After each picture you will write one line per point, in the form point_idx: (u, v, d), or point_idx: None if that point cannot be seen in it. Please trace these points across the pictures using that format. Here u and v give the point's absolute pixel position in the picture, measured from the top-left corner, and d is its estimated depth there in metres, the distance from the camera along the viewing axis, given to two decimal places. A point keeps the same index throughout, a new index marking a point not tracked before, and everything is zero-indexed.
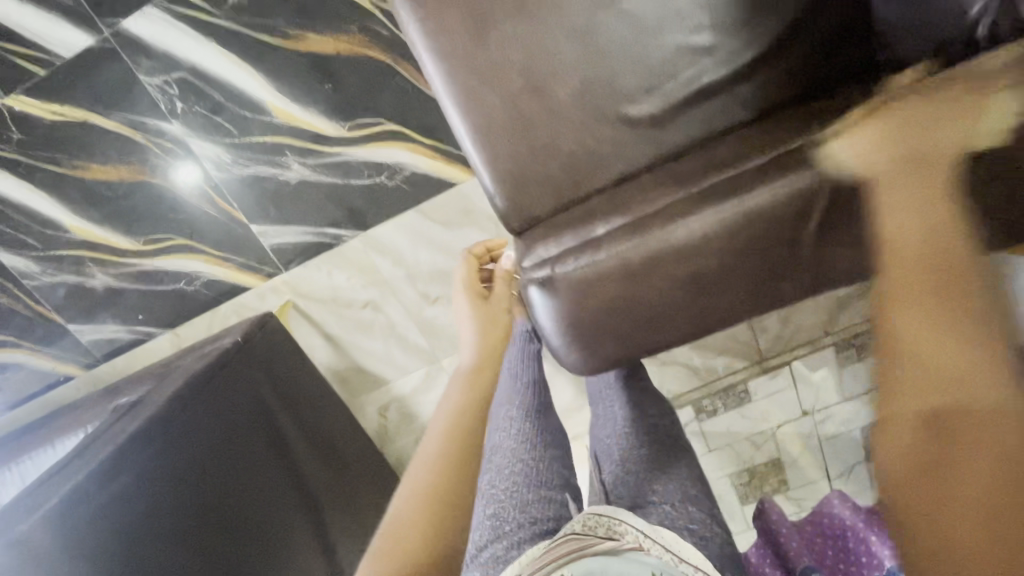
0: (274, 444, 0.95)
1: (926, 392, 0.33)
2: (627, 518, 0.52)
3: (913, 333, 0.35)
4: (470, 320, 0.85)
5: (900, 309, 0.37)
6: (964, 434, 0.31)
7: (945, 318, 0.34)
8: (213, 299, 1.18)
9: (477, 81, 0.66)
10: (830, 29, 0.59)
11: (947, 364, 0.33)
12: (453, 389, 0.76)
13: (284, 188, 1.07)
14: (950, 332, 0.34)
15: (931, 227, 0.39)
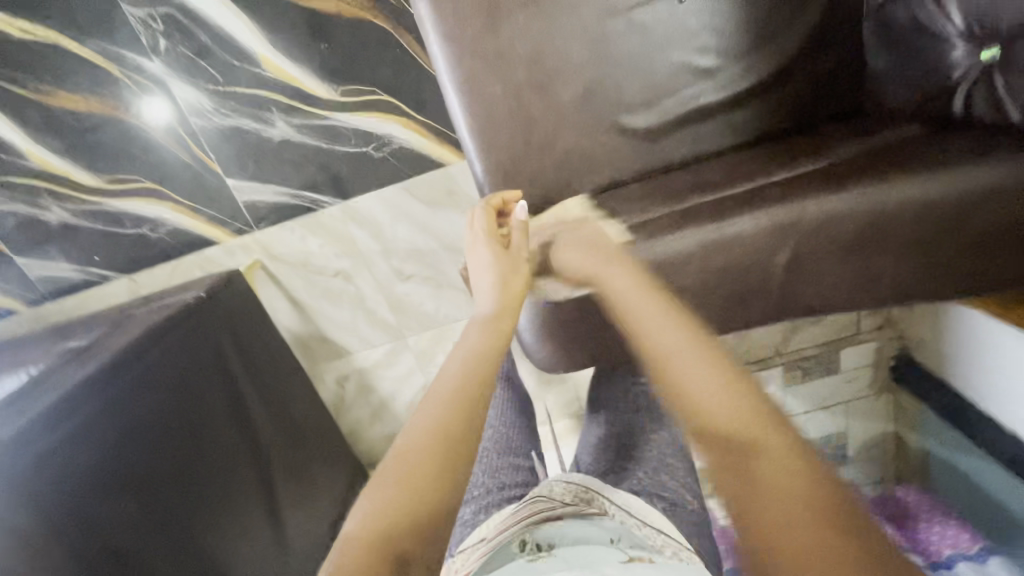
0: (230, 404, 0.93)
1: (731, 451, 0.42)
2: (592, 487, 0.65)
3: (702, 405, 0.45)
4: (484, 268, 0.63)
5: (682, 401, 0.47)
6: (761, 471, 0.39)
7: (710, 388, 0.46)
8: (177, 249, 1.13)
9: (482, 67, 0.65)
10: (821, 73, 0.63)
11: (727, 423, 0.43)
12: (453, 356, 0.55)
13: (266, 144, 1.03)
14: (714, 400, 0.45)
15: (684, 324, 0.53)
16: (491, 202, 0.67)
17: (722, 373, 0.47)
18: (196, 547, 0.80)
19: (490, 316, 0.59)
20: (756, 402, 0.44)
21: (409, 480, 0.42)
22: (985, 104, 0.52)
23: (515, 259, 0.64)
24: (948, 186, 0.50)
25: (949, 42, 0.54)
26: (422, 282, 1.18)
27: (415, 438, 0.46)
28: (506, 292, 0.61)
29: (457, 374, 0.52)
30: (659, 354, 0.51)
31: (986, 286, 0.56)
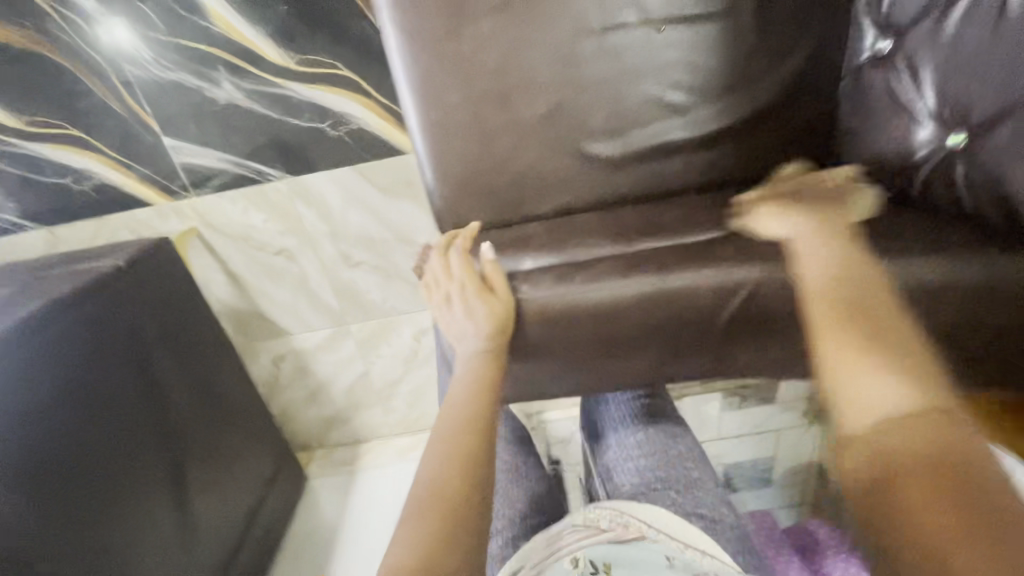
0: (144, 386, 0.87)
1: (881, 418, 0.40)
2: (627, 508, 0.62)
3: (861, 384, 0.42)
4: (469, 317, 0.58)
5: (834, 365, 0.45)
6: (904, 440, 0.38)
7: (869, 355, 0.43)
8: (104, 206, 1.04)
9: (440, 68, 0.60)
10: (788, 127, 0.61)
11: (884, 390, 0.41)
12: (452, 395, 0.55)
13: (210, 106, 0.95)
14: (877, 364, 0.42)
15: (831, 270, 0.49)
16: (462, 246, 0.62)
17: (881, 340, 0.44)
18: (96, 537, 0.77)
19: (487, 353, 0.57)
20: (927, 379, 0.41)
21: (434, 520, 0.43)
22: (942, 194, 0.51)
23: (504, 294, 0.57)
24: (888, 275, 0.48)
25: (915, 120, 0.52)
26: (371, 271, 1.12)
27: (429, 483, 0.46)
28: (498, 332, 0.57)
29: (458, 414, 0.52)
30: (813, 304, 0.49)
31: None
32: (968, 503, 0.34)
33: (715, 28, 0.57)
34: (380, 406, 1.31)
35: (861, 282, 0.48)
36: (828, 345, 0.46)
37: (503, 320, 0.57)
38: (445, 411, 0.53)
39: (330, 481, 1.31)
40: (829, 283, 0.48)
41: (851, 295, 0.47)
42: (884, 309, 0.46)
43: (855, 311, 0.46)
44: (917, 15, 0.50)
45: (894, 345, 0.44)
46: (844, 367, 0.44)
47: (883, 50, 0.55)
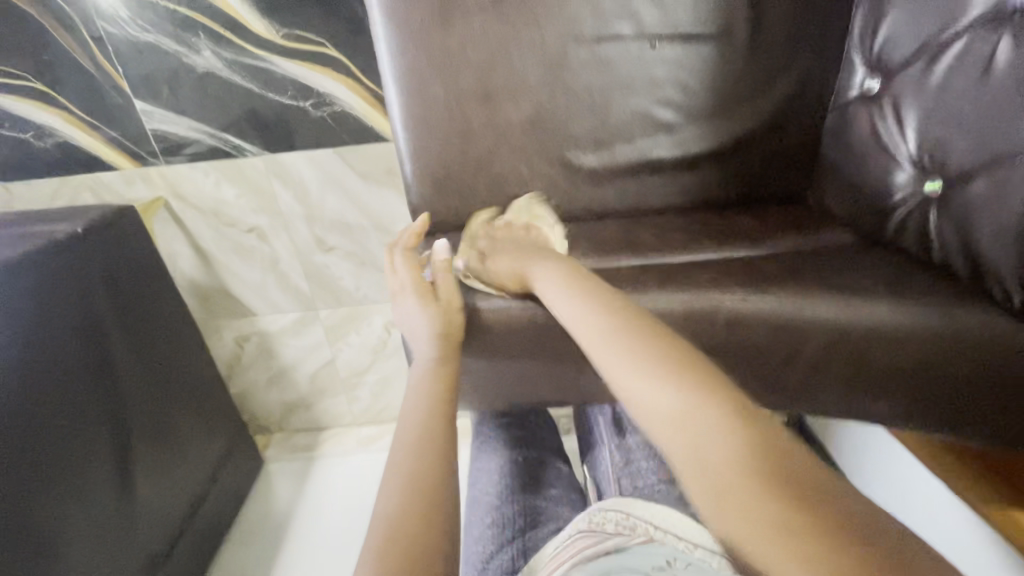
0: (92, 361, 0.83)
1: (682, 445, 0.37)
2: (632, 510, 0.60)
3: (650, 414, 0.40)
4: (415, 316, 0.57)
5: (630, 403, 0.42)
6: (708, 457, 0.36)
7: (643, 374, 0.42)
8: (65, 166, 0.99)
9: (426, 61, 0.58)
10: (774, 153, 0.61)
11: (669, 411, 0.39)
12: (409, 407, 0.51)
13: (187, 73, 0.91)
14: (654, 385, 0.41)
15: (601, 298, 0.49)
16: (406, 243, 0.62)
17: (643, 356, 0.43)
18: (27, 522, 0.72)
19: (434, 358, 0.55)
20: (694, 378, 0.40)
21: (391, 544, 0.39)
22: (914, 239, 0.51)
23: (446, 298, 0.57)
24: (852, 318, 0.48)
25: (894, 162, 0.52)
26: (344, 258, 1.10)
27: (390, 511, 0.42)
28: (444, 333, 0.56)
29: (415, 430, 0.49)
30: (588, 335, 0.47)
31: (880, 421, 0.53)
32: (775, 492, 0.32)
33: (708, 50, 0.57)
34: (345, 393, 1.29)
35: (624, 308, 0.48)
36: (615, 379, 0.44)
37: (449, 319, 0.56)
38: (402, 428, 0.49)
39: (286, 467, 1.28)
40: (596, 311, 0.48)
41: (622, 321, 0.46)
42: (642, 323, 0.46)
43: (622, 337, 0.45)
44: (907, 58, 0.50)
45: (656, 356, 0.43)
46: (634, 402, 0.42)
47: (871, 88, 0.54)
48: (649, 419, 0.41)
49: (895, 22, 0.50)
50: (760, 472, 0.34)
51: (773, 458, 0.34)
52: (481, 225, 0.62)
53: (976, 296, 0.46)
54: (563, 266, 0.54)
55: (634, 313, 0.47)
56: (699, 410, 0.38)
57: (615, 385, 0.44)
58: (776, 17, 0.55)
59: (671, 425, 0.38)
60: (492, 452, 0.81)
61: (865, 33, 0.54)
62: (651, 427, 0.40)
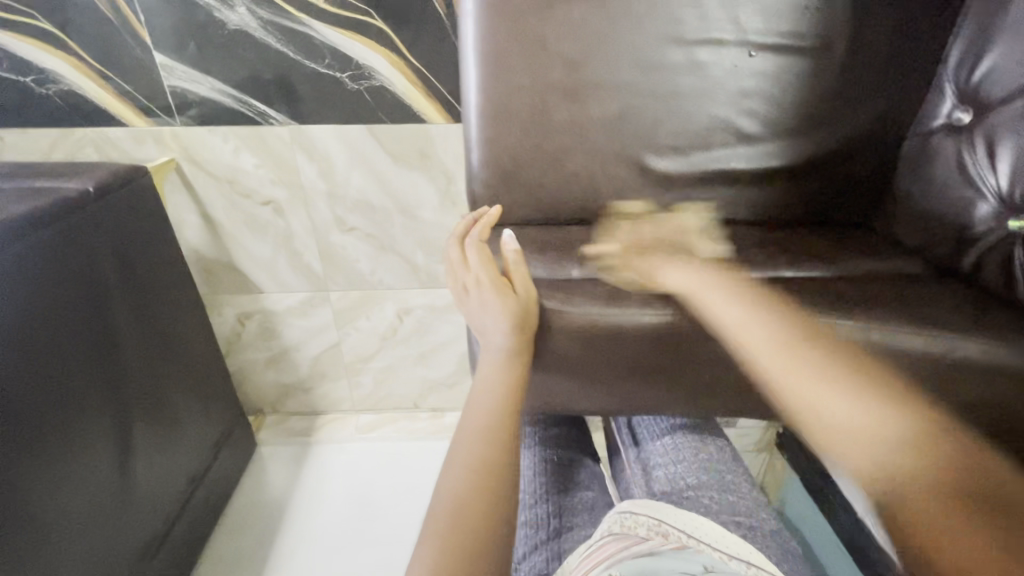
0: (97, 335, 0.77)
1: (864, 441, 0.38)
2: (664, 517, 0.56)
3: (818, 403, 0.42)
4: (488, 308, 0.52)
5: (796, 392, 0.43)
6: (894, 463, 0.36)
7: (823, 382, 0.42)
8: (67, 117, 0.91)
9: (514, 47, 0.55)
10: (848, 176, 0.60)
11: (853, 417, 0.40)
12: (477, 395, 0.50)
13: (217, 30, 0.84)
14: (834, 394, 0.41)
15: (754, 300, 0.49)
16: (479, 237, 0.58)
17: (819, 355, 0.44)
18: (20, 504, 0.66)
19: (510, 353, 0.52)
20: (880, 390, 0.41)
21: (457, 532, 0.39)
22: (991, 272, 0.51)
23: (522, 291, 0.53)
24: (935, 348, 0.48)
25: (979, 195, 0.52)
26: (363, 239, 1.05)
27: (452, 493, 0.42)
28: (519, 327, 0.52)
29: (483, 417, 0.48)
30: (748, 335, 0.47)
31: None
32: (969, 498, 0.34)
33: (804, 65, 0.55)
34: (347, 380, 1.25)
35: (784, 306, 0.48)
36: (781, 371, 0.45)
37: (523, 313, 0.52)
38: (469, 414, 0.49)
39: (280, 451, 1.24)
40: (757, 307, 0.48)
41: (783, 318, 0.47)
42: (811, 331, 0.46)
43: (789, 331, 0.46)
44: (1008, 94, 0.50)
45: (825, 351, 0.44)
46: (802, 392, 0.43)
47: (961, 119, 0.54)
48: (817, 410, 0.41)
49: (1000, 56, 0.50)
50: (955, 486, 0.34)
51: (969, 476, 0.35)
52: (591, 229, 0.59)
53: None
54: (712, 267, 0.53)
55: (795, 312, 0.48)
56: (883, 411, 0.39)
57: (779, 375, 0.45)
58: (876, 38, 0.54)
59: (848, 417, 0.40)
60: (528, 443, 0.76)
61: (962, 65, 0.54)
62: (817, 417, 0.41)
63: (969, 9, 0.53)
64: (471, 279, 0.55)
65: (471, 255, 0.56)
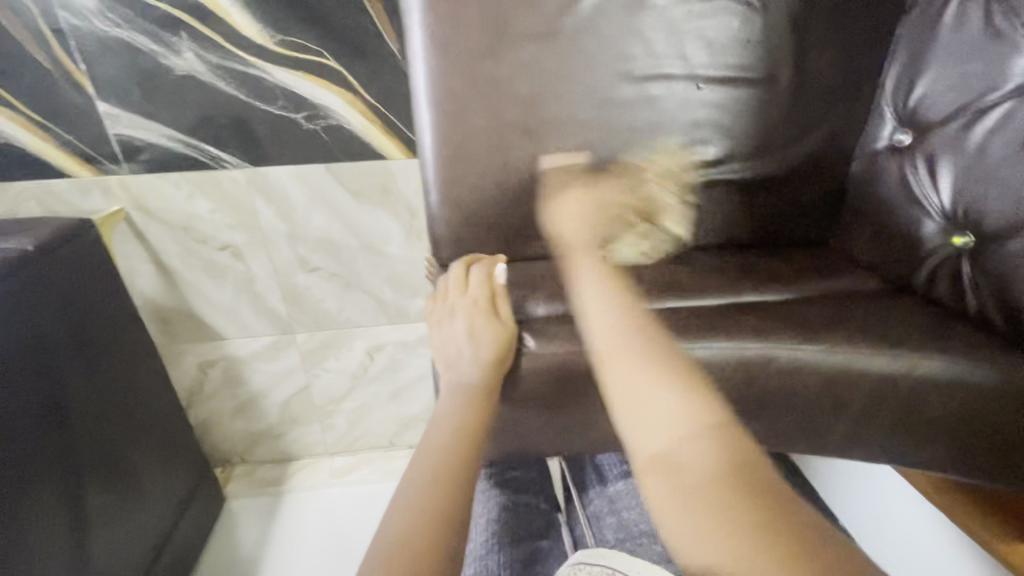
0: (47, 400, 0.73)
1: (662, 461, 0.41)
2: (620, 564, 0.48)
3: (635, 419, 0.44)
4: (469, 336, 0.53)
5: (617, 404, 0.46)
6: (684, 486, 0.39)
7: (654, 386, 0.44)
8: (5, 169, 0.86)
9: (467, 88, 0.55)
10: (802, 198, 0.61)
11: (671, 421, 0.42)
12: (432, 431, 0.49)
13: (164, 75, 0.82)
14: (658, 399, 0.43)
15: (624, 308, 0.49)
16: (488, 265, 0.58)
17: (637, 359, 0.46)
18: None
19: (479, 389, 0.51)
20: (715, 429, 0.40)
21: (393, 560, 0.37)
22: (948, 289, 0.53)
23: (509, 324, 0.53)
24: (908, 366, 0.48)
25: (925, 212, 0.54)
26: (329, 279, 1.03)
27: (397, 532, 0.40)
28: (496, 363, 0.51)
29: (432, 460, 0.46)
30: (603, 345, 0.48)
31: (925, 467, 0.53)
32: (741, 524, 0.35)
33: (751, 94, 0.56)
34: (319, 423, 1.21)
35: (612, 299, 0.50)
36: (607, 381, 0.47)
37: (504, 349, 0.51)
38: (419, 455, 0.47)
39: (252, 503, 1.18)
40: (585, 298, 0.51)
41: (616, 311, 0.49)
42: (656, 336, 0.47)
43: (614, 327, 0.48)
44: (944, 116, 0.51)
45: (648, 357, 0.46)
46: (622, 409, 0.45)
47: (902, 140, 0.56)
48: (630, 430, 0.44)
49: (933, 81, 0.52)
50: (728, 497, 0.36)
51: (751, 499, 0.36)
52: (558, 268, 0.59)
53: (1017, 350, 0.47)
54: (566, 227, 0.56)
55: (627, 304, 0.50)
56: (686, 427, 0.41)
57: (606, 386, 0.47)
58: (818, 66, 0.56)
59: (656, 440, 0.42)
60: (482, 489, 0.68)
61: (899, 89, 0.56)
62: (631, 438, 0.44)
63: (901, 37, 0.55)
64: (463, 304, 0.55)
65: (476, 279, 0.57)
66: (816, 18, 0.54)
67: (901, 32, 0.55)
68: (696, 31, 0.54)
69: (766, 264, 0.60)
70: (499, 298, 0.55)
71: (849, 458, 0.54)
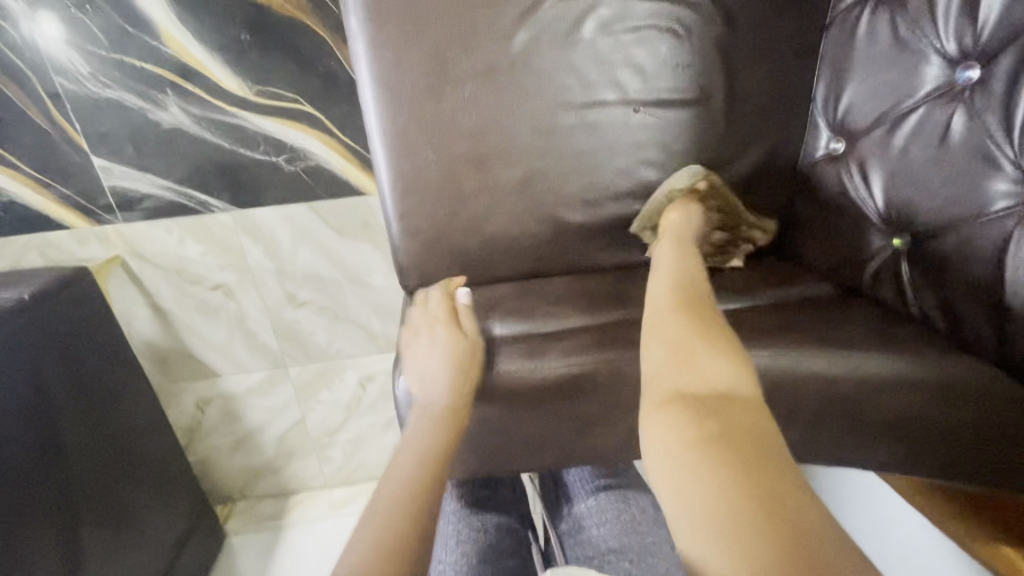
0: (40, 442, 0.77)
1: (688, 392, 0.41)
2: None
3: (668, 355, 0.44)
4: (431, 349, 0.56)
5: (658, 337, 0.46)
6: (700, 419, 0.39)
7: (700, 353, 0.43)
8: (11, 226, 0.92)
9: (416, 125, 0.58)
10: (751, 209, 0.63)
11: (711, 386, 0.41)
12: (398, 453, 0.50)
13: (152, 129, 0.87)
14: (703, 364, 0.42)
15: (687, 290, 0.49)
16: (446, 285, 0.62)
17: (690, 311, 0.47)
18: None
19: (443, 405, 0.53)
20: (745, 382, 0.41)
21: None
22: (891, 290, 0.54)
23: (469, 339, 0.57)
24: (848, 368, 0.49)
25: (865, 217, 0.55)
26: (317, 312, 1.06)
27: (370, 543, 0.40)
28: (458, 378, 0.54)
29: (400, 474, 0.47)
30: (656, 313, 0.48)
31: (881, 468, 0.53)
32: (740, 461, 0.36)
33: (687, 114, 0.59)
34: (316, 455, 1.22)
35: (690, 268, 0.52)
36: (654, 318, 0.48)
37: (463, 357, 0.55)
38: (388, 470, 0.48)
39: (252, 539, 1.20)
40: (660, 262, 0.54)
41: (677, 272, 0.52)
42: (717, 319, 0.46)
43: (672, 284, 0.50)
44: (869, 123, 0.54)
45: (698, 308, 0.47)
46: (660, 341, 0.46)
47: (837, 148, 0.58)
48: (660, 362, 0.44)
49: (856, 91, 0.55)
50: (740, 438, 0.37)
51: (757, 444, 0.37)
52: (507, 293, 0.62)
53: (959, 349, 0.48)
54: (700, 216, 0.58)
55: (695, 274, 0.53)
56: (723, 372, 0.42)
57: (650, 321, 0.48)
58: (749, 84, 0.59)
59: (686, 377, 0.42)
60: (452, 511, 0.68)
61: (828, 102, 0.58)
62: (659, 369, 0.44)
63: (825, 51, 0.58)
64: (424, 322, 0.59)
65: (434, 301, 0.60)
66: (742, 37, 0.57)
67: (825, 48, 0.58)
68: (628, 58, 0.57)
69: (728, 271, 0.61)
70: (460, 316, 0.59)
71: (804, 464, 0.54)
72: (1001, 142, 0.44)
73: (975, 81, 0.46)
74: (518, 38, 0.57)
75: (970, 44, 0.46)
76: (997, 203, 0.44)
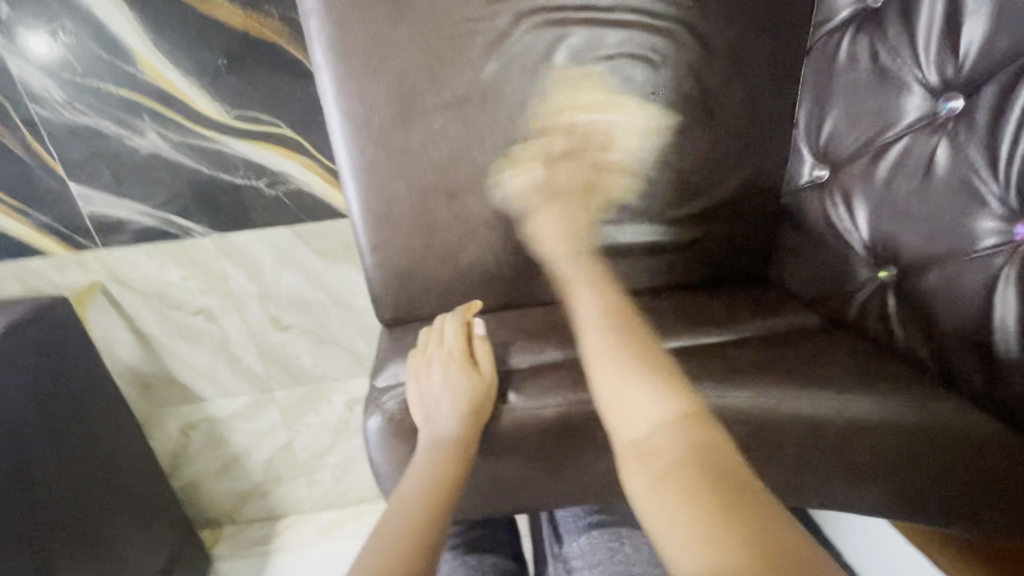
0: (14, 475, 0.75)
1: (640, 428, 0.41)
2: None
3: (612, 392, 0.44)
4: (443, 388, 0.53)
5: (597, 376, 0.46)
6: (658, 454, 0.39)
7: (632, 384, 0.43)
8: None
9: (387, 156, 0.57)
10: (739, 235, 0.61)
11: (649, 420, 0.41)
12: (401, 491, 0.46)
13: (130, 155, 0.86)
14: (639, 395, 0.42)
15: (615, 312, 0.49)
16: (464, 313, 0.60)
17: (620, 338, 0.46)
18: None
19: (453, 443, 0.50)
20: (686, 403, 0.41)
21: None
22: (878, 323, 0.52)
23: (487, 377, 0.54)
24: (838, 408, 0.47)
25: (851, 248, 0.53)
26: (302, 335, 1.04)
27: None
28: (472, 414, 0.51)
29: (406, 511, 0.44)
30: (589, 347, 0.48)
31: (876, 511, 0.50)
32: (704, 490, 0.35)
33: (666, 143, 0.57)
34: (304, 478, 1.20)
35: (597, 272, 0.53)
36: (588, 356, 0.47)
37: (479, 401, 0.52)
38: (390, 507, 0.45)
39: (238, 566, 1.18)
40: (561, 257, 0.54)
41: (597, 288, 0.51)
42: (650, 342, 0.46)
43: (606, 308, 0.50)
44: (852, 153, 0.52)
45: (626, 334, 0.46)
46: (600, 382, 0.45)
47: (821, 177, 0.56)
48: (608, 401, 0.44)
49: (839, 119, 0.53)
50: (700, 465, 0.37)
51: (715, 468, 0.36)
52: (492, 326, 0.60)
53: (948, 391, 0.46)
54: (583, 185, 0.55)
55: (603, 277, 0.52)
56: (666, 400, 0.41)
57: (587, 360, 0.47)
58: (729, 112, 0.57)
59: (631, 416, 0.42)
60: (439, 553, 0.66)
61: (811, 129, 0.57)
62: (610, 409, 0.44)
63: (806, 77, 0.56)
64: (440, 354, 0.56)
65: (450, 330, 0.58)
66: (720, 63, 0.55)
67: (806, 74, 0.56)
68: (603, 86, 0.56)
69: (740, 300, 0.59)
70: (479, 349, 0.56)
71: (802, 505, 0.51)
72: (986, 176, 0.42)
73: (958, 112, 0.44)
74: (489, 67, 0.55)
75: (952, 75, 0.44)
76: (985, 241, 0.42)
